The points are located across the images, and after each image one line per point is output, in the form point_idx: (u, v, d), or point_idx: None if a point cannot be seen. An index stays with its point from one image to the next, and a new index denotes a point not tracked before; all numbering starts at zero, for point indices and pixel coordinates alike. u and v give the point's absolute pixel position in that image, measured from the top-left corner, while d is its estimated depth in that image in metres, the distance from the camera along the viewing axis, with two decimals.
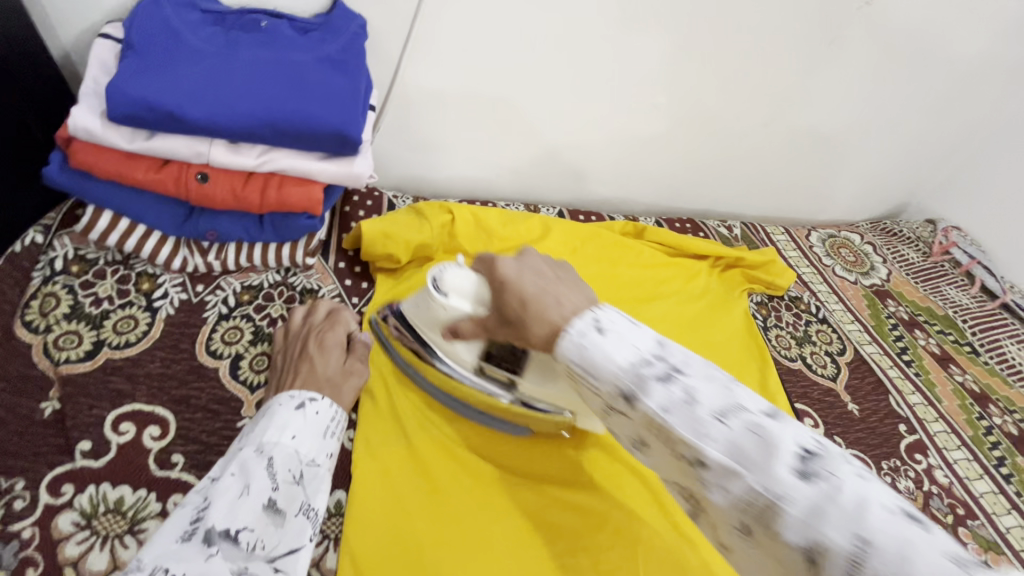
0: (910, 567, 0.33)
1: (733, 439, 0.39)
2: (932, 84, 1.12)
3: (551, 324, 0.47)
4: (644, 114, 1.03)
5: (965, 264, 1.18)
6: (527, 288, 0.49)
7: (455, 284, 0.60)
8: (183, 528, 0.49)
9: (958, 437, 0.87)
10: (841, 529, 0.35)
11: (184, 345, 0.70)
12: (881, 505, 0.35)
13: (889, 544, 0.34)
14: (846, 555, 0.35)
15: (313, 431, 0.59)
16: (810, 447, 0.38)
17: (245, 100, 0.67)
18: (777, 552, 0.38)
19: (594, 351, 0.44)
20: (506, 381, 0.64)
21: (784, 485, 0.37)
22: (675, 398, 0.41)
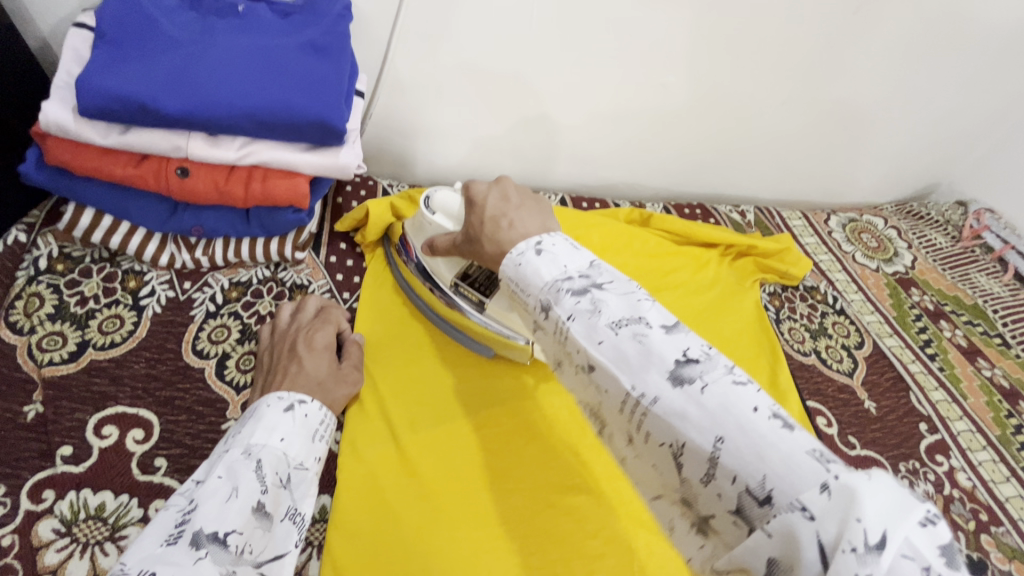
0: (763, 464, 0.32)
1: (620, 346, 0.39)
2: (970, 55, 1.03)
3: (501, 246, 0.50)
4: (650, 93, 0.97)
5: (998, 249, 1.10)
6: (488, 210, 0.55)
7: (440, 203, 0.69)
8: (168, 532, 0.44)
9: (984, 437, 0.82)
10: (704, 430, 0.34)
11: (171, 345, 0.69)
12: (749, 407, 0.34)
13: (744, 444, 0.33)
14: (705, 455, 0.34)
15: (303, 434, 0.57)
16: (691, 353, 0.38)
17: (221, 89, 0.64)
18: (653, 457, 0.38)
19: (527, 269, 0.45)
20: (475, 301, 0.72)
21: (654, 386, 0.37)
22: (581, 307, 0.41)
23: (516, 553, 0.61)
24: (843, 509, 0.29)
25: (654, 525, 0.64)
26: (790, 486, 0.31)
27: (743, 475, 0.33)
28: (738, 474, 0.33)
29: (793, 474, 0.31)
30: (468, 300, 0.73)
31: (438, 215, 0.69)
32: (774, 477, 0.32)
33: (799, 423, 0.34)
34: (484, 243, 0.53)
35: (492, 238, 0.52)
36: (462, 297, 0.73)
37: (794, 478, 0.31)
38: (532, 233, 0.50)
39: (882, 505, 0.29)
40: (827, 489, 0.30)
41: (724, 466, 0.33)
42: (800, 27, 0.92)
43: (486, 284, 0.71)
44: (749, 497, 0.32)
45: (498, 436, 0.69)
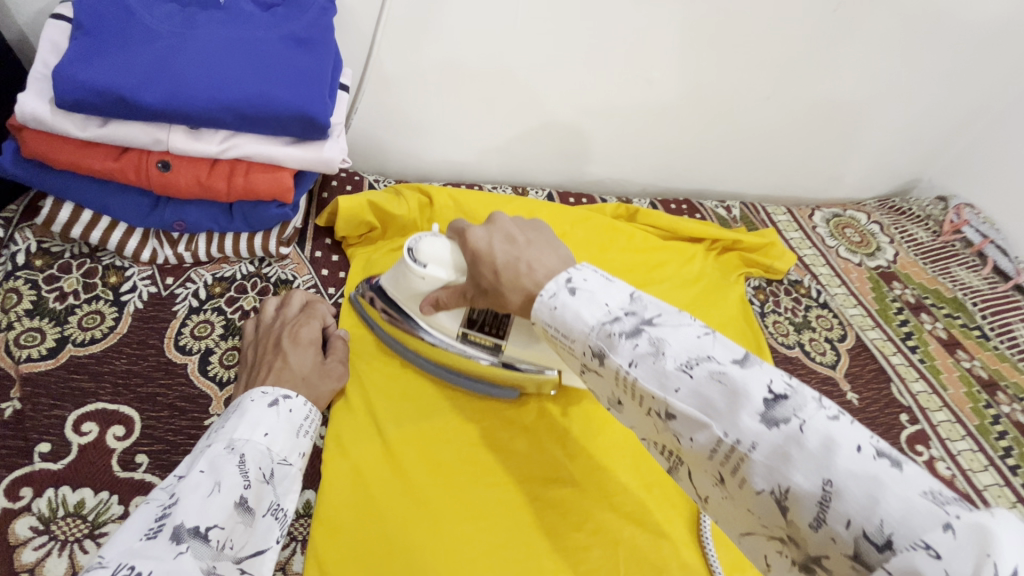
0: (877, 508, 0.31)
1: (699, 390, 0.39)
2: (949, 52, 1.05)
3: (526, 290, 0.50)
4: (636, 89, 0.97)
5: (978, 244, 1.10)
6: (498, 259, 0.54)
7: (432, 255, 0.64)
8: (147, 526, 0.43)
9: (963, 427, 0.83)
10: (808, 472, 0.34)
11: (153, 341, 0.68)
12: (851, 447, 0.34)
13: (855, 486, 0.32)
14: (814, 500, 0.33)
15: (287, 429, 0.56)
16: (778, 390, 0.37)
17: (202, 82, 0.63)
18: (749, 501, 0.37)
19: (564, 312, 0.46)
20: (490, 345, 0.67)
21: (748, 432, 0.36)
22: (642, 351, 0.41)
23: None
24: (973, 547, 0.28)
25: (643, 519, 0.65)
26: (912, 528, 0.30)
27: (858, 518, 0.31)
28: (853, 517, 0.32)
29: (912, 518, 0.30)
30: (481, 345, 0.68)
31: (431, 268, 0.64)
32: (892, 521, 0.31)
33: (905, 457, 0.33)
34: (506, 292, 0.52)
35: (514, 284, 0.51)
36: (473, 344, 0.68)
37: (914, 520, 0.30)
38: (555, 270, 0.50)
39: (1017, 542, 0.28)
40: (951, 529, 0.29)
41: (836, 510, 0.32)
42: (784, 23, 0.93)
43: (495, 323, 0.67)
44: (867, 542, 0.31)
45: (486, 431, 0.69)
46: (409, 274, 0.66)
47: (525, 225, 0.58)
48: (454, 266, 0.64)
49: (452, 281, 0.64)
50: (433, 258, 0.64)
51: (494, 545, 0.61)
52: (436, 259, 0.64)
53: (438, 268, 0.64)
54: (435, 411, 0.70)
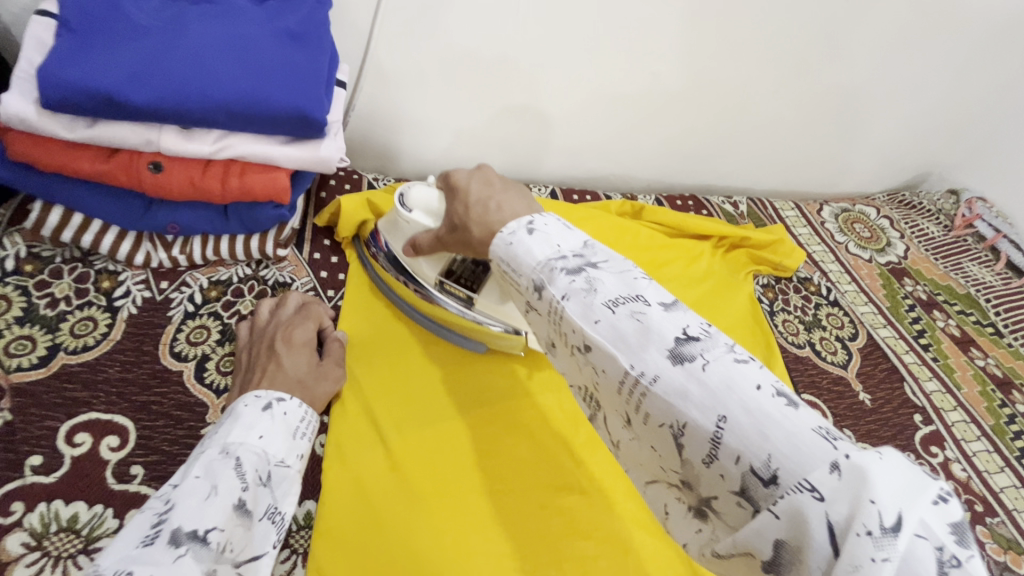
0: (766, 444, 0.32)
1: (617, 325, 0.39)
2: (961, 42, 1.02)
3: (489, 227, 0.49)
4: (641, 83, 0.95)
5: (990, 238, 1.08)
6: (472, 195, 0.53)
7: (418, 201, 0.67)
8: (143, 533, 0.42)
9: (978, 427, 0.80)
10: (705, 409, 0.35)
11: (147, 347, 0.66)
12: (751, 386, 0.35)
13: (746, 422, 0.33)
14: (708, 435, 0.35)
15: (283, 431, 0.54)
16: (691, 331, 0.38)
17: (193, 80, 0.61)
18: (653, 438, 0.38)
19: (518, 247, 0.45)
20: (464, 297, 0.70)
21: (655, 366, 0.37)
22: (577, 286, 0.41)
23: (511, 542, 0.60)
24: (853, 489, 0.29)
25: (650, 525, 0.63)
26: (798, 466, 0.31)
27: (747, 455, 0.33)
28: (742, 454, 0.33)
29: (799, 453, 0.32)
30: (454, 297, 0.71)
31: (416, 213, 0.66)
32: (780, 456, 0.32)
33: (802, 400, 0.35)
34: (471, 225, 0.51)
35: (480, 219, 0.50)
36: (449, 295, 0.71)
37: (800, 457, 0.31)
38: (519, 214, 0.49)
39: (897, 487, 0.29)
40: (837, 469, 0.30)
41: (727, 447, 0.34)
42: (794, 12, 0.91)
43: (472, 278, 0.70)
44: (754, 477, 0.33)
45: (489, 436, 0.68)
46: (398, 220, 0.70)
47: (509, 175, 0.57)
48: (436, 214, 0.66)
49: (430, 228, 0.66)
50: (418, 205, 0.67)
51: (468, 516, 0.61)
52: (421, 205, 0.66)
53: (422, 214, 0.66)
54: (403, 387, 0.70)
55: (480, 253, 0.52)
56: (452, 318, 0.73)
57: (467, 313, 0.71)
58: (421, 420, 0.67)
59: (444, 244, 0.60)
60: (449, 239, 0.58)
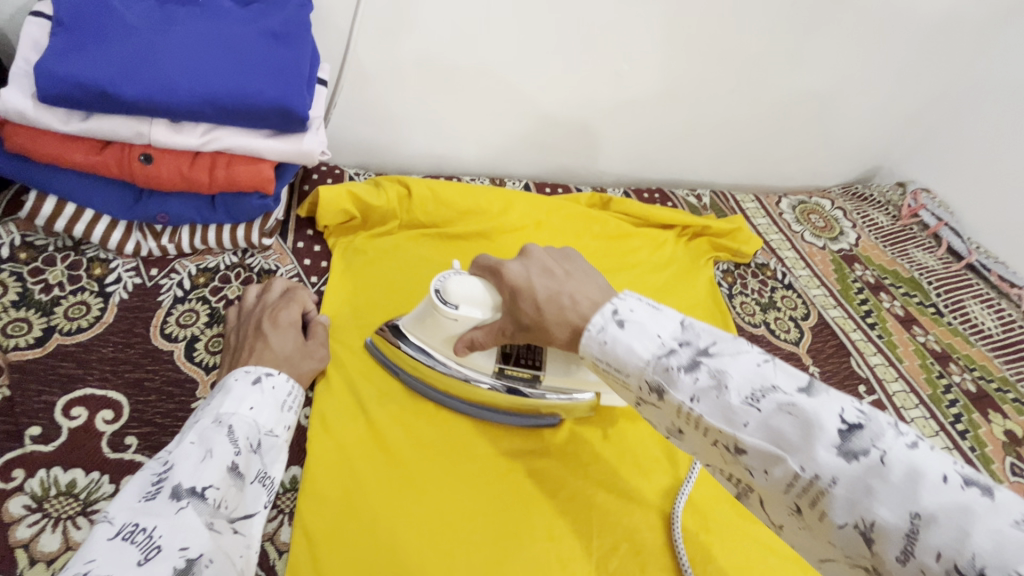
0: (969, 540, 0.32)
1: (771, 424, 0.41)
2: (902, 45, 1.11)
3: (569, 323, 0.53)
4: (607, 82, 1.01)
5: (933, 226, 1.17)
6: (539, 293, 0.57)
7: (463, 294, 0.64)
8: (145, 490, 0.46)
9: (916, 396, 0.87)
10: (893, 505, 0.35)
11: (139, 329, 0.70)
12: (937, 476, 0.35)
13: (943, 519, 0.33)
14: (900, 533, 0.34)
15: (271, 404, 0.59)
16: (851, 420, 0.38)
17: (182, 76, 0.65)
18: (827, 532, 0.39)
19: (614, 346, 0.49)
20: (529, 377, 0.69)
21: (824, 465, 0.38)
22: (704, 385, 0.44)
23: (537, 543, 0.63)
24: None
25: (613, 484, 0.69)
26: (1004, 559, 0.31)
27: (948, 552, 0.33)
28: (943, 551, 0.33)
29: (1003, 550, 0.31)
30: (518, 378, 0.69)
31: (465, 309, 0.64)
32: (984, 554, 0.31)
33: (992, 481, 0.34)
34: (550, 327, 0.55)
35: (558, 319, 0.54)
36: (511, 377, 0.69)
37: (1006, 553, 0.31)
38: (598, 302, 0.53)
39: None
40: None
41: (925, 543, 0.33)
42: (747, 16, 0.97)
43: (529, 354, 0.69)
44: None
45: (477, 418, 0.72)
46: (439, 318, 0.66)
47: (558, 257, 0.61)
48: (486, 304, 0.64)
49: (486, 320, 0.64)
50: (463, 298, 0.64)
51: (485, 526, 0.63)
52: (467, 298, 0.64)
53: (471, 307, 0.64)
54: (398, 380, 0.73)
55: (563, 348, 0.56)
56: (522, 401, 0.71)
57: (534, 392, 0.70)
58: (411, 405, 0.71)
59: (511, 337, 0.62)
60: (519, 337, 0.61)
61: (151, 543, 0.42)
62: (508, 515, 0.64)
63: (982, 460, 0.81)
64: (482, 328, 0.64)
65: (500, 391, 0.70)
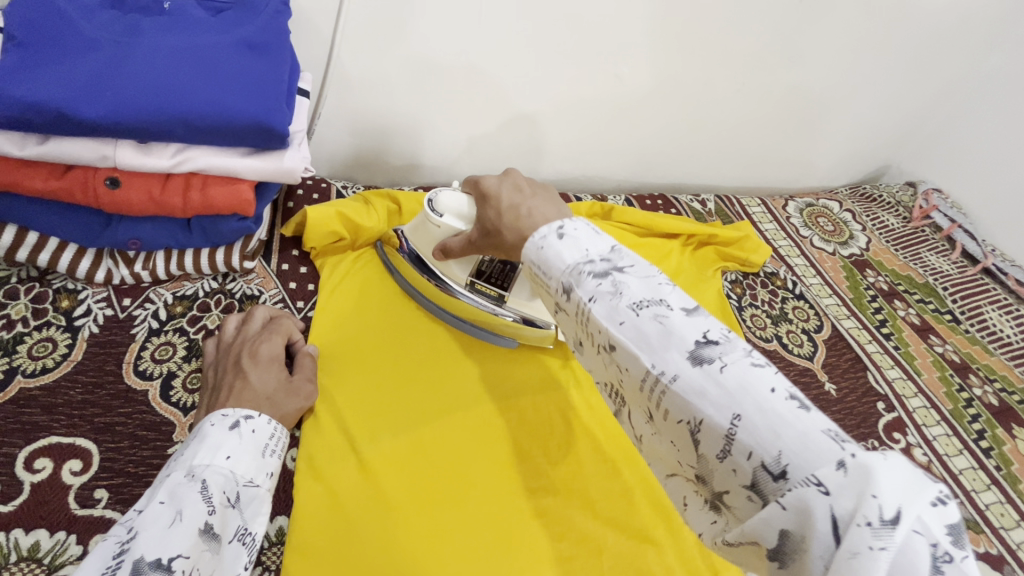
0: (778, 440, 0.33)
1: (641, 327, 0.39)
2: (910, 41, 1.06)
3: (522, 233, 0.50)
4: (606, 85, 0.96)
5: (946, 228, 1.12)
6: (504, 202, 0.54)
7: (449, 205, 0.67)
8: (105, 564, 0.40)
9: (938, 412, 0.83)
10: (721, 407, 0.35)
11: (110, 367, 0.65)
12: (766, 388, 0.34)
13: (760, 421, 0.33)
14: (722, 432, 0.35)
15: (251, 449, 0.54)
16: (711, 335, 0.37)
17: (148, 94, 0.60)
18: (671, 434, 0.39)
19: (548, 252, 0.45)
20: (495, 296, 0.74)
21: (673, 365, 0.37)
22: (603, 289, 0.41)
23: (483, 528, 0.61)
24: (858, 486, 0.29)
25: (625, 523, 0.65)
26: (805, 461, 0.31)
27: (759, 451, 0.33)
28: (755, 450, 0.33)
29: (807, 450, 0.32)
30: (487, 296, 0.75)
31: (447, 217, 0.67)
32: (789, 453, 0.32)
33: (815, 402, 0.34)
34: (503, 231, 0.53)
35: (513, 227, 0.51)
36: (480, 294, 0.75)
37: (808, 454, 0.31)
38: (551, 218, 0.49)
39: (899, 482, 0.29)
40: (843, 466, 0.30)
41: (740, 442, 0.34)
42: (751, 15, 0.93)
43: (500, 275, 0.74)
44: (764, 472, 0.33)
45: (472, 441, 0.68)
46: (428, 224, 0.70)
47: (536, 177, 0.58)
48: (466, 219, 0.67)
49: (462, 231, 0.67)
50: (449, 210, 0.67)
51: (454, 520, 0.61)
52: (451, 209, 0.67)
53: (453, 218, 0.67)
54: (393, 391, 0.70)
55: (515, 255, 0.54)
56: (484, 317, 0.76)
57: (497, 311, 0.75)
58: (412, 430, 0.67)
59: (477, 248, 0.62)
60: (483, 244, 0.60)
61: None
62: (484, 513, 0.63)
63: (1009, 480, 0.78)
64: (456, 235, 0.66)
65: (470, 303, 0.76)
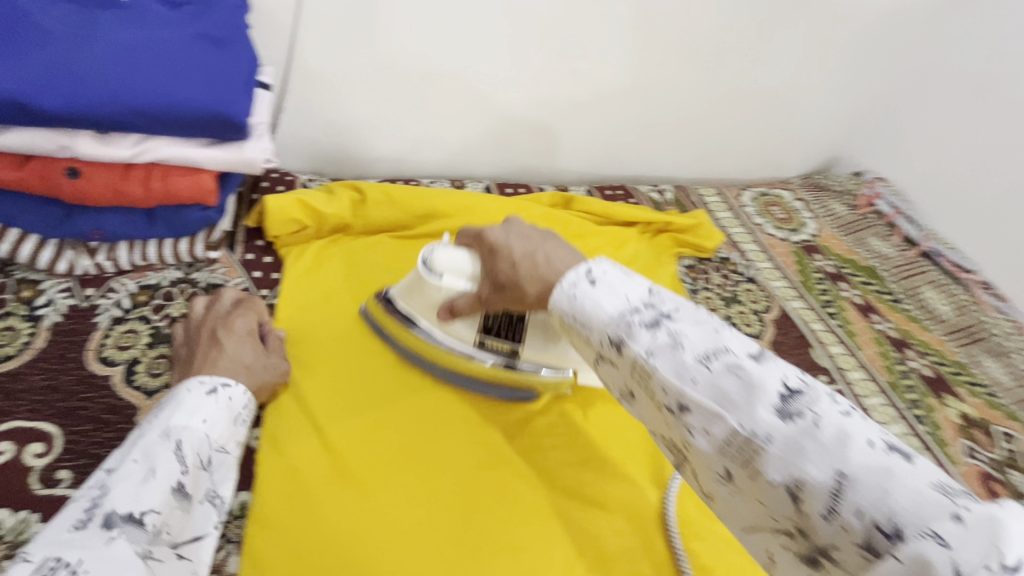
0: (889, 499, 0.32)
1: (716, 383, 0.40)
2: (850, 37, 1.13)
3: (545, 281, 0.52)
4: (564, 79, 1.00)
5: (889, 215, 1.19)
6: (515, 252, 0.56)
7: (448, 263, 0.67)
8: (76, 517, 0.43)
9: (876, 383, 0.89)
10: (821, 464, 0.35)
11: (73, 354, 0.66)
12: (864, 441, 0.35)
13: (867, 476, 0.33)
14: (828, 490, 0.34)
15: (225, 417, 0.56)
16: (792, 384, 0.38)
17: (107, 86, 0.61)
18: (760, 494, 0.38)
19: (585, 301, 0.47)
20: (508, 351, 0.71)
21: (761, 423, 0.37)
22: (660, 342, 0.42)
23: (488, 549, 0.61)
24: (985, 538, 0.29)
25: (580, 492, 0.68)
26: (920, 516, 0.31)
27: (870, 510, 0.32)
28: (864, 508, 0.32)
29: (921, 508, 0.31)
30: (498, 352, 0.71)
31: (448, 277, 0.67)
32: (901, 510, 0.31)
33: (914, 452, 0.35)
34: (524, 283, 0.54)
35: (534, 276, 0.53)
36: (491, 352, 0.71)
37: (923, 510, 0.31)
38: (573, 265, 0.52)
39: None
40: (960, 518, 0.30)
41: (849, 500, 0.33)
42: (699, 12, 0.98)
43: (509, 328, 0.70)
44: (878, 532, 0.32)
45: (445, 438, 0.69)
46: (426, 285, 0.70)
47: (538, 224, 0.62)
48: (469, 275, 0.67)
49: (468, 290, 0.67)
50: (448, 269, 0.68)
51: (462, 537, 0.62)
52: (451, 268, 0.67)
53: (454, 276, 0.67)
54: (364, 384, 0.72)
55: (537, 307, 0.55)
56: (499, 373, 0.72)
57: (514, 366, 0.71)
58: (377, 413, 0.69)
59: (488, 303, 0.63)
60: (495, 298, 0.61)
61: None
62: (461, 497, 0.65)
63: (939, 444, 0.83)
64: (463, 295, 0.67)
65: (477, 361, 0.72)
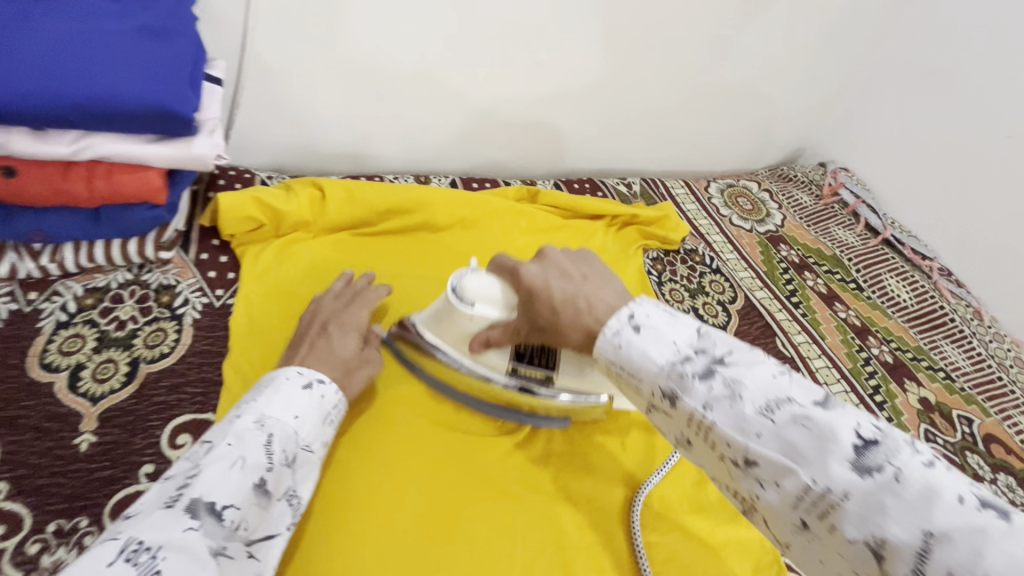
0: (982, 561, 0.32)
1: (783, 436, 0.40)
2: (812, 28, 1.13)
3: (586, 329, 0.51)
4: (526, 72, 0.99)
5: (851, 204, 1.21)
6: (555, 295, 0.54)
7: (479, 291, 0.61)
8: (168, 494, 0.41)
9: (838, 370, 0.90)
10: (905, 523, 0.34)
11: (13, 361, 0.63)
12: (953, 496, 0.34)
13: (955, 538, 0.33)
14: (912, 550, 0.34)
15: (315, 416, 0.55)
16: (867, 435, 0.38)
17: (43, 79, 0.58)
18: (838, 547, 0.37)
19: (631, 349, 0.47)
20: (542, 378, 0.65)
21: (836, 479, 0.37)
22: (717, 393, 0.42)
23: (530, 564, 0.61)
24: None
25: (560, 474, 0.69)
26: None
27: (960, 571, 0.32)
28: (955, 570, 0.32)
29: (1018, 573, 0.31)
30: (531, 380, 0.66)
31: (480, 307, 0.61)
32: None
33: (1009, 507, 0.34)
34: (566, 330, 0.53)
35: (575, 323, 0.52)
36: (524, 378, 0.66)
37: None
38: (614, 306, 0.51)
39: None
40: None
41: (937, 561, 0.33)
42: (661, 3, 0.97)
43: (542, 355, 0.64)
44: None
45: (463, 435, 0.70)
46: (454, 315, 0.63)
47: (575, 259, 0.59)
48: (503, 303, 0.62)
49: (503, 319, 0.62)
50: (479, 296, 0.62)
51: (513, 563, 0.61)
52: (484, 296, 0.61)
53: (487, 305, 0.62)
54: None
55: (580, 351, 0.53)
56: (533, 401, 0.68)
57: (548, 394, 0.67)
58: (353, 409, 0.68)
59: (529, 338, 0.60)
60: (535, 337, 0.59)
61: (151, 566, 0.36)
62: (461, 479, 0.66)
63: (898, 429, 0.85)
64: (499, 326, 0.62)
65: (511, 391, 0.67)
